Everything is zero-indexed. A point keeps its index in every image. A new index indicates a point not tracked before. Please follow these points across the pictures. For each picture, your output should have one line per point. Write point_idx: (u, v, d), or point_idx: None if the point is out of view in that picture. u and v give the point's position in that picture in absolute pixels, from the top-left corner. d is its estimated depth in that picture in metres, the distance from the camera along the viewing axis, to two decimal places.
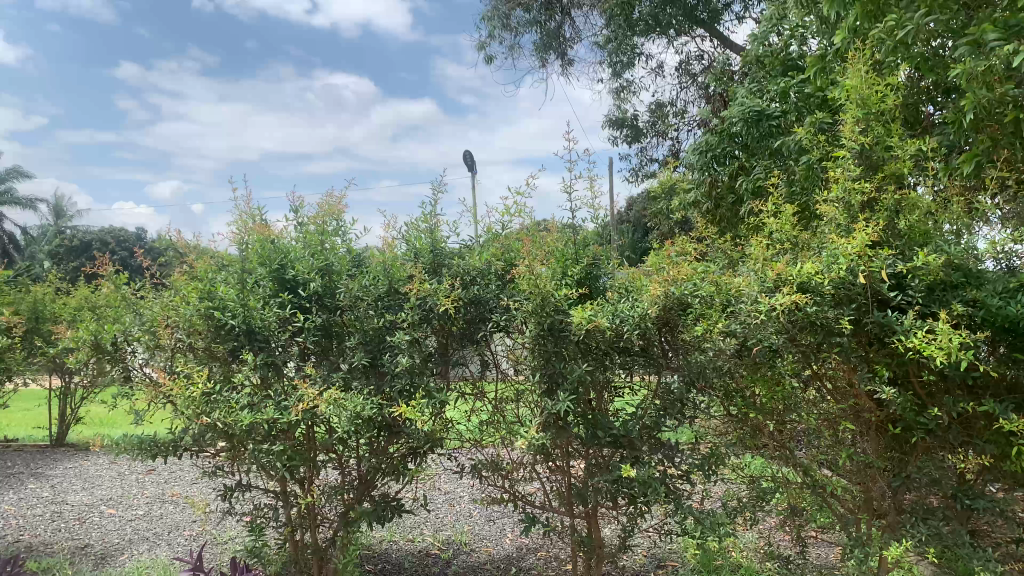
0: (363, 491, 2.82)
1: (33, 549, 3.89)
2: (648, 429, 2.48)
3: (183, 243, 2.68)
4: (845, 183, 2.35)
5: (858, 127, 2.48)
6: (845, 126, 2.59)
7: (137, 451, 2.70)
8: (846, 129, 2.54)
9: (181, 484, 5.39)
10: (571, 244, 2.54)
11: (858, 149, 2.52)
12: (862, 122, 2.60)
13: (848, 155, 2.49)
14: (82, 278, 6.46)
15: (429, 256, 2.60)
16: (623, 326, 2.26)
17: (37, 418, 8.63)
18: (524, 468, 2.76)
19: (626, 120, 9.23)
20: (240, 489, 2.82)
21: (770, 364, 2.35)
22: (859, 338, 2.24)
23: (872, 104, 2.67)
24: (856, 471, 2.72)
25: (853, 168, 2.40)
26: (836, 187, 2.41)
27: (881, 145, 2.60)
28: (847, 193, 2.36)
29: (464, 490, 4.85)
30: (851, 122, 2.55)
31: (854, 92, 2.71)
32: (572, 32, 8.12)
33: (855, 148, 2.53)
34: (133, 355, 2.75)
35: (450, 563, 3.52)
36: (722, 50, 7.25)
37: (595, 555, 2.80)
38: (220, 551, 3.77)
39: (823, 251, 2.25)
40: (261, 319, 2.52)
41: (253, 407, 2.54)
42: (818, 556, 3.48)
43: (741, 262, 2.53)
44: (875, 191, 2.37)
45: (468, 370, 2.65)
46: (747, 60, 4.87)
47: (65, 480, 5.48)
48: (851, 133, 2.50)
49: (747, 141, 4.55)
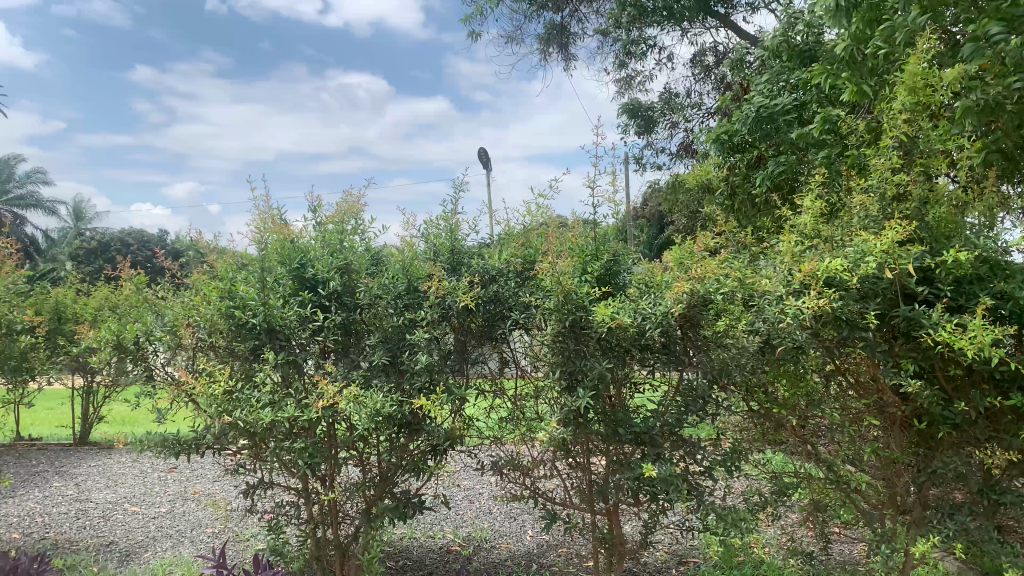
0: (384, 488, 2.80)
1: (59, 547, 3.93)
2: (670, 427, 2.44)
3: (204, 243, 2.73)
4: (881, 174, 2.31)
5: (905, 114, 2.43)
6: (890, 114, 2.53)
7: (160, 449, 2.71)
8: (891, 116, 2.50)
9: (203, 481, 5.45)
10: (590, 241, 2.51)
11: (898, 139, 2.47)
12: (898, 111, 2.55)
13: (893, 144, 2.47)
14: (102, 279, 6.53)
15: (449, 255, 2.61)
16: (645, 323, 2.24)
17: (60, 417, 8.75)
18: (545, 466, 2.75)
19: (640, 110, 9.15)
20: (262, 487, 2.83)
21: (794, 360, 2.34)
22: (883, 331, 2.25)
23: (923, 92, 2.57)
24: (880, 466, 2.71)
25: (893, 160, 2.38)
26: (872, 178, 2.41)
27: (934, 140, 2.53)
28: (882, 184, 2.35)
29: (484, 486, 4.88)
30: (902, 107, 2.48)
31: (911, 79, 2.57)
32: (579, 28, 8.16)
33: (893, 139, 2.51)
34: (155, 354, 2.74)
35: (470, 560, 3.52)
36: (736, 42, 7.23)
37: (617, 552, 2.76)
38: (243, 548, 3.81)
39: (849, 246, 2.23)
40: (282, 318, 2.53)
41: (274, 405, 2.53)
42: (841, 554, 3.47)
43: (762, 258, 2.49)
44: (908, 182, 2.37)
45: (487, 367, 2.67)
46: (762, 51, 4.84)
47: (89, 479, 5.54)
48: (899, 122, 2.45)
49: (764, 134, 4.52)
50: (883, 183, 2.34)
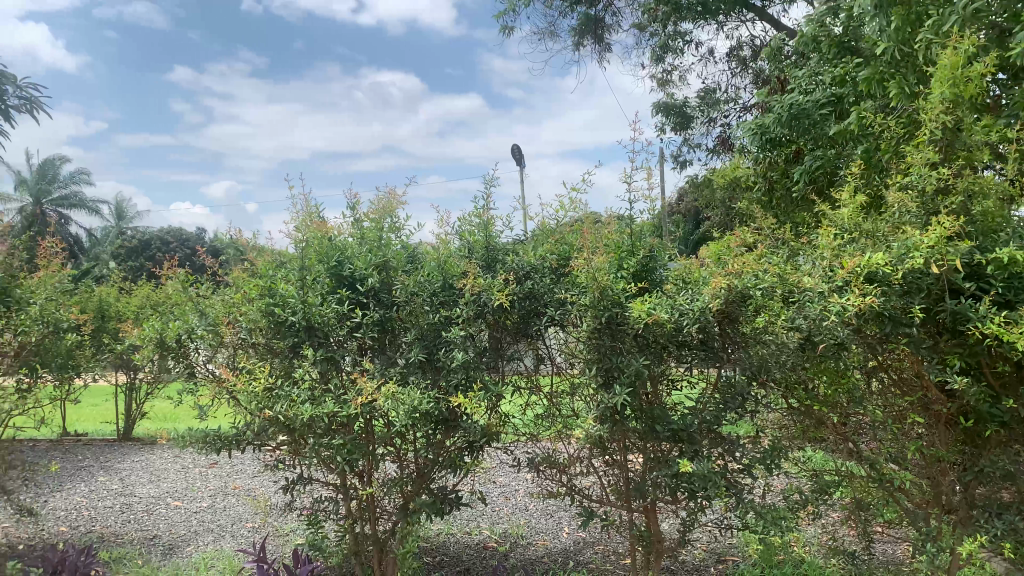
0: (421, 485, 2.81)
1: (105, 540, 4.02)
2: (708, 425, 2.43)
3: (244, 241, 2.78)
4: (923, 168, 2.27)
5: (944, 106, 2.38)
6: (926, 107, 2.49)
7: (202, 445, 2.76)
8: (929, 109, 2.46)
9: (242, 477, 5.53)
10: (626, 237, 2.50)
11: (938, 132, 2.42)
12: (936, 104, 2.50)
13: (931, 137, 2.42)
14: (144, 277, 6.65)
15: (484, 252, 2.62)
16: (683, 320, 2.21)
17: (104, 413, 8.94)
18: (582, 463, 2.75)
19: (675, 106, 9.10)
20: (301, 482, 2.86)
21: (834, 357, 2.31)
22: (928, 327, 2.21)
23: (962, 85, 2.52)
24: (924, 465, 2.65)
25: (934, 152, 2.34)
26: (910, 172, 2.37)
27: (973, 132, 2.48)
28: (922, 178, 2.32)
29: (520, 483, 4.89)
30: (939, 100, 2.43)
31: (944, 75, 2.53)
32: (614, 22, 8.11)
33: (931, 132, 2.47)
34: (197, 352, 2.80)
35: (507, 557, 3.52)
36: (773, 34, 7.13)
37: (655, 550, 2.75)
38: (282, 543, 3.86)
39: (892, 241, 2.20)
40: (320, 315, 2.56)
41: (313, 402, 2.56)
42: (884, 554, 3.41)
43: (801, 253, 2.47)
44: (950, 175, 2.33)
45: (522, 364, 2.65)
46: (800, 44, 4.77)
47: (132, 474, 5.66)
48: (933, 114, 2.39)
49: (803, 128, 4.46)
50: (924, 177, 2.30)
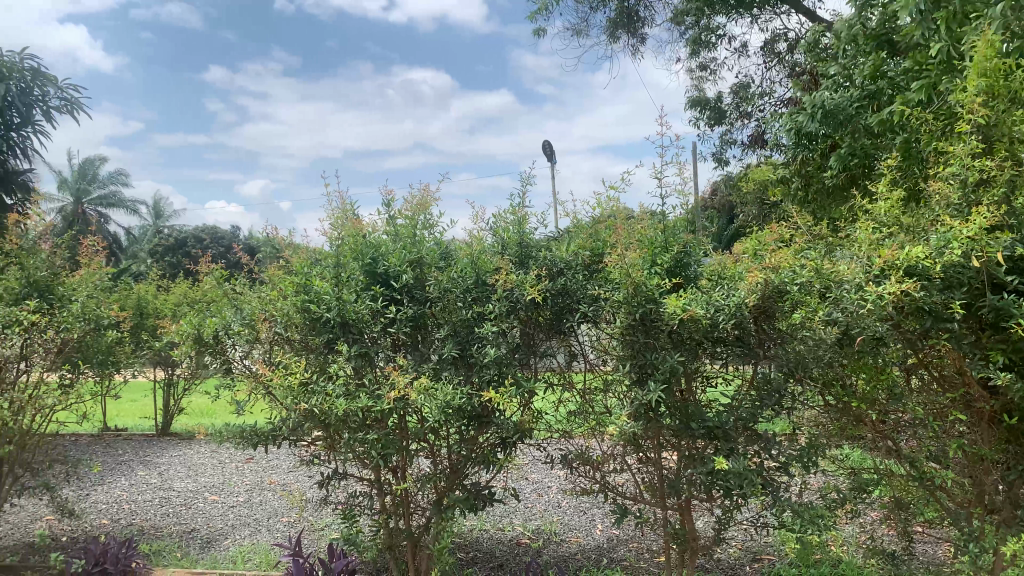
0: (454, 480, 2.82)
1: (145, 533, 4.10)
2: (743, 422, 2.40)
3: (280, 239, 2.82)
4: (964, 160, 2.22)
5: (984, 96, 2.32)
6: (965, 98, 2.43)
7: (239, 440, 2.80)
8: (968, 100, 2.40)
9: (278, 471, 5.60)
10: (660, 232, 2.48)
11: (979, 123, 2.36)
12: (976, 95, 2.44)
13: (972, 128, 2.35)
14: (181, 275, 6.75)
15: (517, 248, 2.62)
16: (719, 316, 2.19)
17: (143, 409, 9.10)
18: (616, 460, 2.73)
19: (709, 101, 9.02)
20: (336, 477, 2.89)
21: (873, 353, 2.28)
22: (970, 323, 2.20)
23: (1003, 75, 2.45)
24: (967, 463, 2.59)
25: (974, 144, 2.28)
26: (951, 163, 2.30)
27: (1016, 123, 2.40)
28: (963, 169, 2.26)
29: (553, 480, 4.88)
30: (979, 91, 2.38)
31: (983, 65, 2.48)
32: (646, 17, 8.06)
33: (972, 123, 2.41)
34: (233, 348, 2.83)
35: (540, 553, 3.52)
36: (809, 27, 7.03)
37: (690, 548, 2.72)
38: (317, 537, 3.90)
39: (932, 235, 2.15)
40: (354, 311, 2.58)
41: (348, 397, 2.58)
42: (924, 554, 3.36)
43: (840, 248, 2.41)
44: (992, 167, 2.26)
45: (555, 360, 2.65)
46: (837, 36, 4.70)
47: (171, 468, 5.75)
48: (974, 104, 2.33)
49: (840, 121, 4.39)
50: (965, 169, 2.25)
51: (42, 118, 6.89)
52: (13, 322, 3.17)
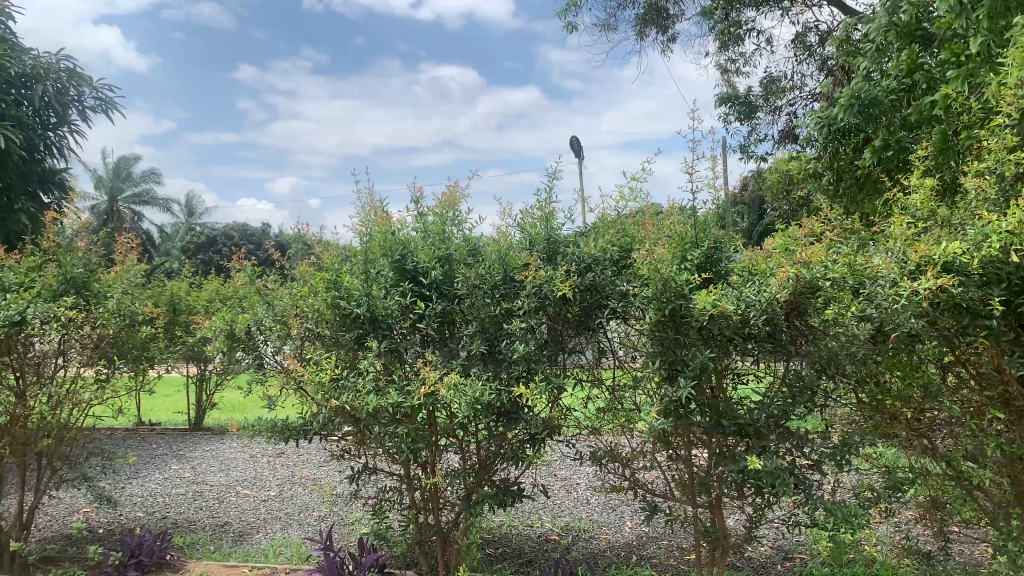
0: (483, 476, 2.82)
1: (179, 526, 4.16)
2: (775, 419, 2.37)
3: (310, 236, 2.85)
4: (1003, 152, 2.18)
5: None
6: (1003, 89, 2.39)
7: (271, 434, 2.83)
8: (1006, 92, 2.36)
9: (309, 466, 5.65)
10: (690, 227, 2.45)
11: (1018, 115, 2.31)
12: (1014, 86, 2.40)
13: (1009, 120, 2.31)
14: (213, 272, 6.84)
15: (545, 244, 2.61)
16: (750, 311, 2.19)
17: (176, 404, 9.23)
18: (645, 457, 2.72)
19: (738, 95, 8.94)
20: (366, 472, 2.91)
21: (909, 350, 2.23)
22: (1009, 320, 2.14)
23: None
24: (1005, 463, 2.53)
25: (1011, 137, 2.25)
26: (989, 157, 2.28)
27: None
28: (1001, 163, 2.23)
29: (581, 477, 4.88)
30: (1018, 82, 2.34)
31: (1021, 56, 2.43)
32: (675, 12, 8.00)
33: (1010, 115, 2.36)
34: (265, 344, 2.86)
35: (569, 549, 3.52)
36: (841, 19, 6.94)
37: (721, 545, 2.70)
38: (348, 532, 3.93)
39: (969, 229, 2.13)
40: (384, 307, 2.59)
41: (378, 392, 2.60)
42: (960, 554, 3.31)
43: (873, 243, 2.39)
44: None
45: (583, 357, 2.64)
46: (869, 28, 4.63)
47: (204, 462, 5.83)
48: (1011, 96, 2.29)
49: (873, 115, 4.33)
50: (1005, 162, 2.21)
51: (77, 118, 7.01)
52: (50, 317, 3.21)
